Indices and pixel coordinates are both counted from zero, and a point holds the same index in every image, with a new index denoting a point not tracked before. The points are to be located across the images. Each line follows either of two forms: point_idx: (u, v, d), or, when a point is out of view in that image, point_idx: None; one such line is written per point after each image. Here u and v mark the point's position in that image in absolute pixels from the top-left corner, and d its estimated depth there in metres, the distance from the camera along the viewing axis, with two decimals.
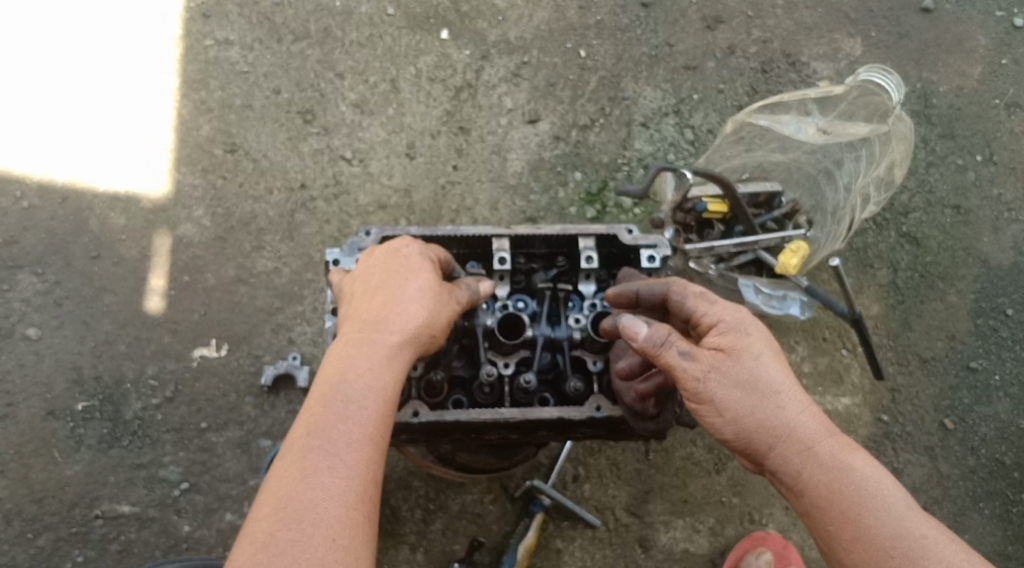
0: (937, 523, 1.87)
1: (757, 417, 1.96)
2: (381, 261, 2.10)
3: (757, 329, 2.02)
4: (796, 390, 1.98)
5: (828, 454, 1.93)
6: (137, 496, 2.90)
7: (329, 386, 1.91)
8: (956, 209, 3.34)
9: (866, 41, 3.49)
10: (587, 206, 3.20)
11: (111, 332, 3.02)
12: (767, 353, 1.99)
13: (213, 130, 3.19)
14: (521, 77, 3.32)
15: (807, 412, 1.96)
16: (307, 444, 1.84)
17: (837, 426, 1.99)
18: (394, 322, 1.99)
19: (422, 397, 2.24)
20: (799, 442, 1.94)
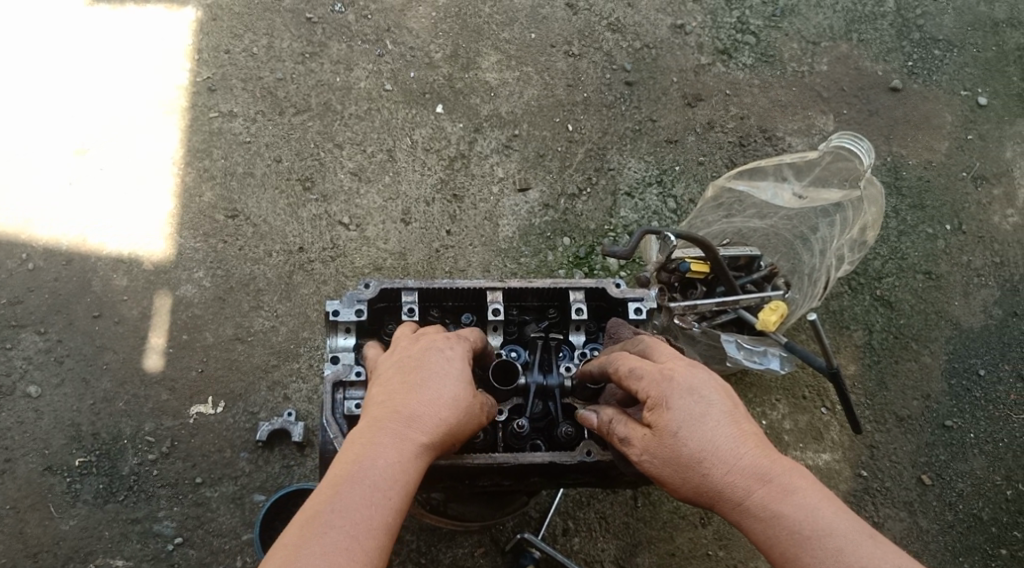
0: (882, 547, 1.79)
1: (692, 482, 1.96)
2: (421, 350, 2.14)
3: (679, 399, 2.00)
4: (727, 445, 1.94)
5: (761, 505, 1.89)
6: (131, 550, 2.93)
7: (351, 468, 1.91)
8: (926, 274, 3.49)
9: (837, 118, 3.70)
10: (575, 268, 3.34)
11: (111, 389, 3.09)
12: (693, 415, 1.98)
13: (216, 196, 3.33)
14: (512, 148, 3.49)
15: (738, 461, 1.93)
16: (320, 522, 1.83)
17: (777, 465, 1.92)
18: (422, 416, 2.01)
19: None
20: (736, 493, 1.91)
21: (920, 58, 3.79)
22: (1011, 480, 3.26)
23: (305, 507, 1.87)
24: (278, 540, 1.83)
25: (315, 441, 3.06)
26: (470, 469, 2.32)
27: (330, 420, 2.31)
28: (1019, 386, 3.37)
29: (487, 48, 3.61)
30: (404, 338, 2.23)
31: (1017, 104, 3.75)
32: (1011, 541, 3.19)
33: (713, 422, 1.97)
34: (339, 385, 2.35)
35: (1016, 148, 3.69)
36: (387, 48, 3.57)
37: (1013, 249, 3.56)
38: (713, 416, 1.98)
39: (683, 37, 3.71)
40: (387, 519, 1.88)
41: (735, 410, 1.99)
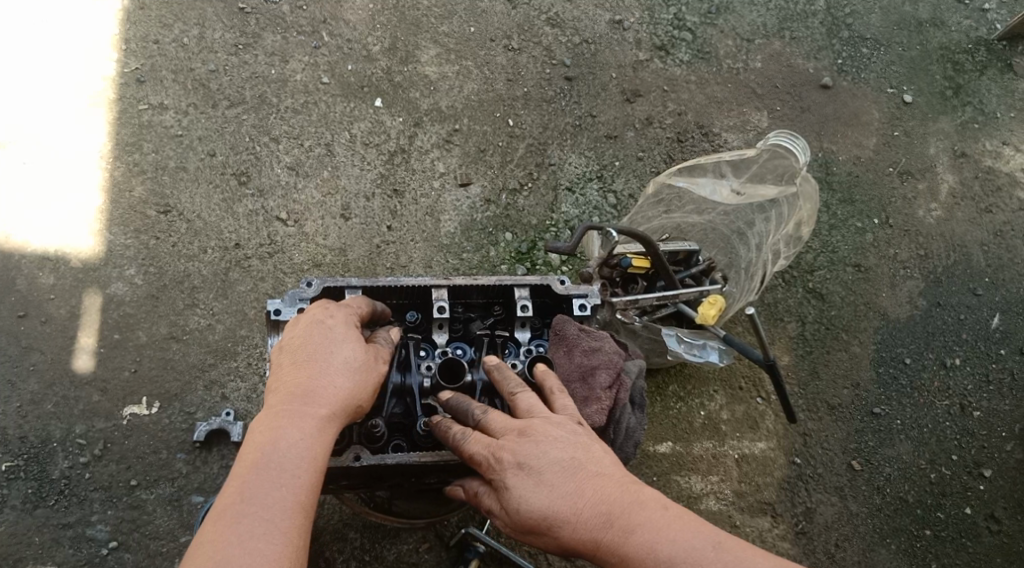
0: (724, 558, 1.85)
1: (553, 543, 2.00)
2: (302, 324, 2.14)
3: (518, 468, 2.04)
4: (564, 502, 1.98)
5: (611, 551, 1.93)
6: (63, 556, 2.84)
7: (256, 453, 1.89)
8: (856, 267, 3.59)
9: (772, 114, 3.77)
10: (517, 264, 3.35)
11: (38, 392, 2.98)
12: (542, 476, 2.02)
13: (146, 191, 3.23)
14: (453, 143, 3.48)
15: (583, 516, 1.96)
16: (232, 512, 1.81)
17: (612, 503, 1.95)
18: (319, 390, 2.01)
19: (364, 444, 2.32)
20: (588, 544, 1.95)
21: (850, 57, 3.90)
22: (935, 463, 3.38)
23: (215, 501, 1.84)
24: (193, 539, 1.80)
25: None
26: (417, 468, 2.33)
27: None
28: (943, 374, 3.50)
29: (426, 42, 3.58)
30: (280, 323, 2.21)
31: (940, 101, 3.88)
32: (935, 522, 3.31)
33: (555, 481, 2.00)
34: None
35: (940, 144, 3.82)
36: (323, 40, 3.51)
37: (937, 241, 3.68)
38: (540, 473, 2.02)
39: (621, 33, 3.74)
40: (301, 495, 1.88)
41: (573, 463, 2.02)
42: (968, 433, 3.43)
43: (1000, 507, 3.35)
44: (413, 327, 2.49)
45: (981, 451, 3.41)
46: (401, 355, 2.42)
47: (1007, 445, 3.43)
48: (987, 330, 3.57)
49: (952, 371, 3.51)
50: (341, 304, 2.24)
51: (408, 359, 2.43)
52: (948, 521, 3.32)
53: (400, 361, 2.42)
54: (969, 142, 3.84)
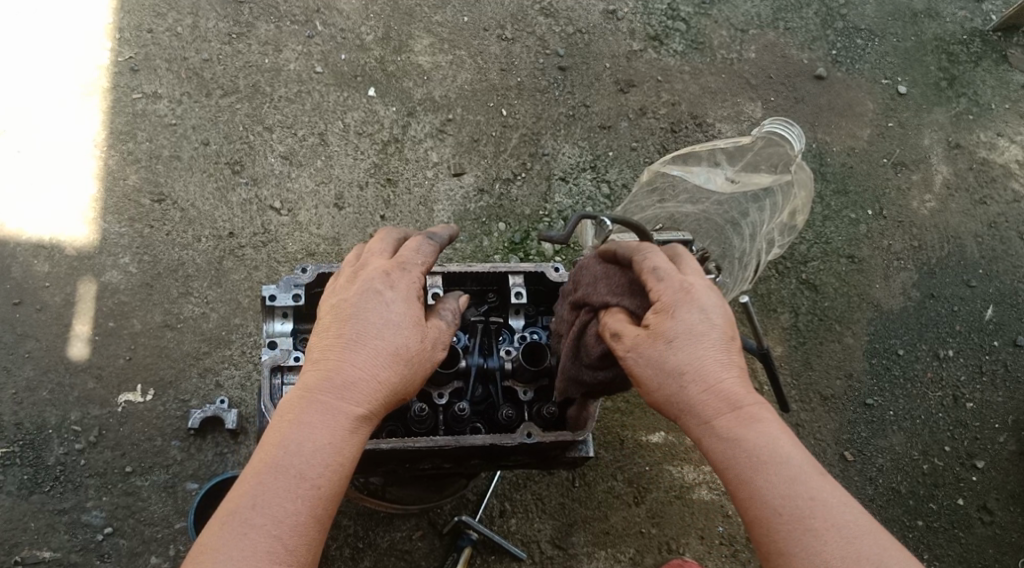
0: (832, 487, 1.80)
1: (665, 398, 1.93)
2: (357, 292, 2.05)
3: (685, 310, 1.96)
4: (710, 364, 1.91)
5: (725, 429, 1.87)
6: (58, 541, 2.86)
7: (277, 449, 1.86)
8: (849, 258, 3.61)
9: (765, 105, 3.78)
10: (510, 254, 3.36)
11: (33, 379, 2.99)
12: (695, 331, 1.93)
13: (140, 180, 3.24)
14: (446, 133, 3.49)
15: (724, 394, 1.89)
16: (243, 511, 1.79)
17: (749, 394, 1.90)
18: (355, 383, 1.95)
19: None
20: (710, 420, 1.88)
21: (844, 47, 3.90)
22: (927, 454, 3.41)
23: (227, 495, 1.83)
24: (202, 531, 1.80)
25: (249, 429, 3.01)
26: (411, 453, 2.35)
27: (269, 407, 2.28)
28: (936, 365, 3.52)
29: (419, 31, 3.59)
30: (341, 276, 2.12)
31: (935, 93, 3.89)
32: (927, 513, 3.34)
33: (713, 338, 1.93)
34: (278, 370, 2.33)
35: (934, 135, 3.83)
36: (317, 29, 3.51)
37: (931, 233, 3.69)
38: (710, 326, 1.94)
39: (615, 23, 3.75)
40: (318, 501, 1.84)
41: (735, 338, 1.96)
42: (961, 424, 3.46)
43: (992, 498, 3.38)
44: None
45: (973, 442, 3.44)
46: None
47: (1000, 437, 3.46)
48: (980, 322, 3.60)
49: (945, 363, 3.53)
50: (410, 260, 2.13)
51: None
52: (940, 512, 3.34)
53: None
54: (964, 133, 3.85)
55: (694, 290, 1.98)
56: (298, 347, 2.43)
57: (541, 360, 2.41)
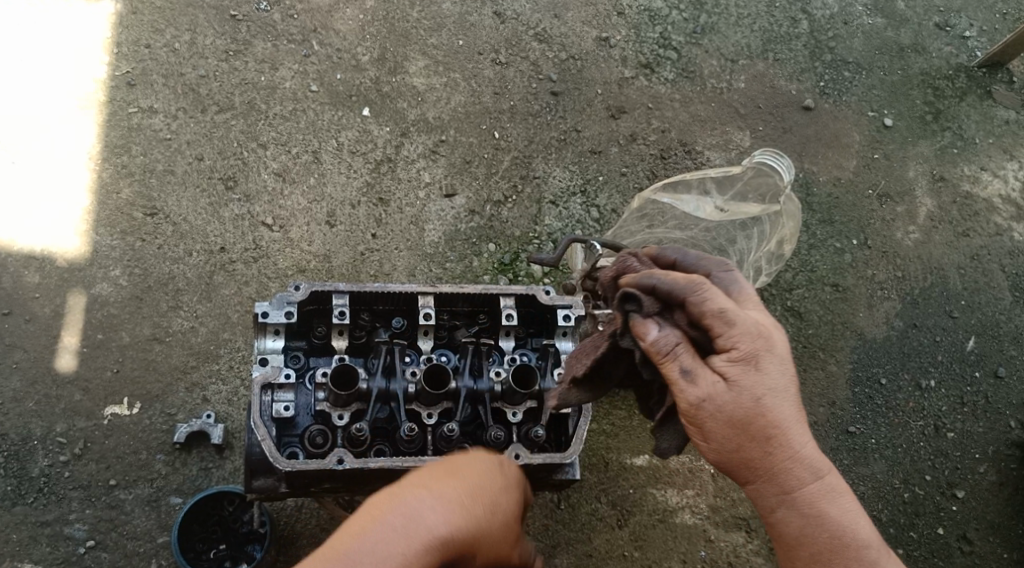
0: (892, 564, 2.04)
1: (734, 461, 2.09)
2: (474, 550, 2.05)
3: (760, 374, 2.06)
4: (787, 416, 2.07)
5: (813, 500, 2.06)
6: (40, 553, 2.84)
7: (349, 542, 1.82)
8: (834, 286, 3.66)
9: (754, 134, 3.83)
10: (500, 274, 3.39)
11: (20, 390, 2.99)
12: (779, 394, 2.06)
13: (134, 193, 3.26)
14: (439, 153, 3.52)
15: (798, 464, 2.06)
16: None
17: (825, 472, 2.08)
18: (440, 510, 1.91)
19: (346, 446, 2.34)
20: (777, 490, 2.08)
21: (832, 79, 3.97)
22: (908, 483, 3.44)
23: None
24: None
25: (235, 444, 3.02)
26: (398, 472, 2.35)
27: (257, 423, 2.29)
28: (918, 395, 3.56)
29: (414, 53, 3.63)
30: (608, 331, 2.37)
31: (920, 126, 3.96)
32: (907, 541, 3.37)
33: (785, 402, 2.07)
34: (268, 388, 2.34)
35: (919, 168, 3.89)
36: (314, 48, 3.55)
37: (914, 263, 3.75)
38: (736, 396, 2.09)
39: (608, 50, 3.81)
40: None
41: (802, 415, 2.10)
42: (942, 454, 3.49)
43: (972, 528, 3.42)
44: (397, 333, 2.50)
45: (954, 471, 3.48)
46: (386, 361, 2.44)
47: (980, 467, 3.50)
48: (962, 353, 3.65)
49: (928, 393, 3.57)
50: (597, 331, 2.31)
51: (392, 363, 2.45)
52: (920, 541, 3.37)
53: (385, 367, 2.44)
54: (948, 167, 3.92)
55: (761, 345, 2.07)
56: (288, 364, 2.45)
57: (529, 384, 2.42)
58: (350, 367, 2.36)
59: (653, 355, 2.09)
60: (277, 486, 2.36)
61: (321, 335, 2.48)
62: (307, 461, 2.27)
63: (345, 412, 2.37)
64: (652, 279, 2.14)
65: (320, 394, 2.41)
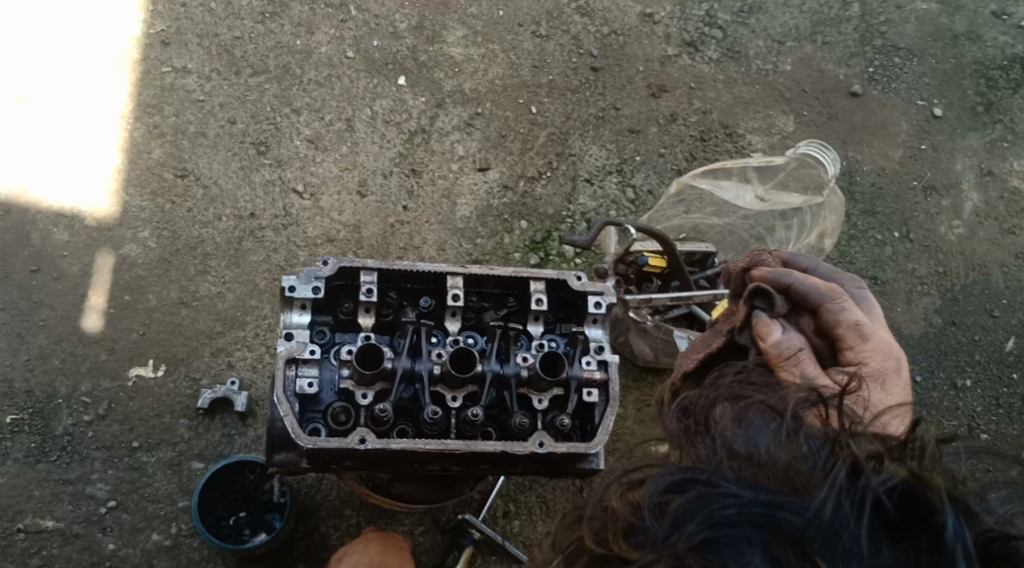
0: None
1: None
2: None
3: (887, 393, 2.23)
4: None
5: None
6: (61, 511, 2.85)
7: None
8: (872, 279, 3.56)
9: (797, 119, 3.72)
10: (531, 253, 3.33)
11: (46, 347, 2.99)
12: (905, 418, 2.23)
13: (165, 154, 3.23)
14: (474, 126, 3.45)
15: None
16: None
17: None
18: None
19: (368, 425, 2.29)
20: None
21: (881, 65, 3.84)
22: None
23: None
24: None
25: (258, 411, 3.00)
26: (420, 454, 2.30)
27: (281, 397, 2.26)
28: (954, 394, 3.47)
29: (453, 22, 3.55)
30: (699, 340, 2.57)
31: (971, 117, 3.83)
32: None
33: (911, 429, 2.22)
34: (293, 363, 2.31)
35: (967, 161, 3.77)
36: (351, 13, 3.48)
37: (956, 260, 3.64)
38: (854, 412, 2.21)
39: (651, 26, 3.70)
40: None
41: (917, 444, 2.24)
42: None
43: None
44: (424, 313, 2.46)
45: None
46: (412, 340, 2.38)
47: None
48: (1001, 353, 3.54)
49: (964, 393, 3.47)
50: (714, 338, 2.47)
51: (418, 343, 2.39)
52: None
53: (410, 346, 2.38)
54: (997, 161, 3.79)
55: (891, 366, 2.26)
56: (313, 339, 2.40)
57: (557, 371, 2.35)
58: (376, 347, 2.30)
59: (778, 354, 2.22)
60: (297, 461, 2.33)
61: (347, 311, 2.43)
62: (328, 438, 2.23)
63: (369, 391, 2.33)
64: (802, 281, 2.42)
65: (345, 370, 2.35)
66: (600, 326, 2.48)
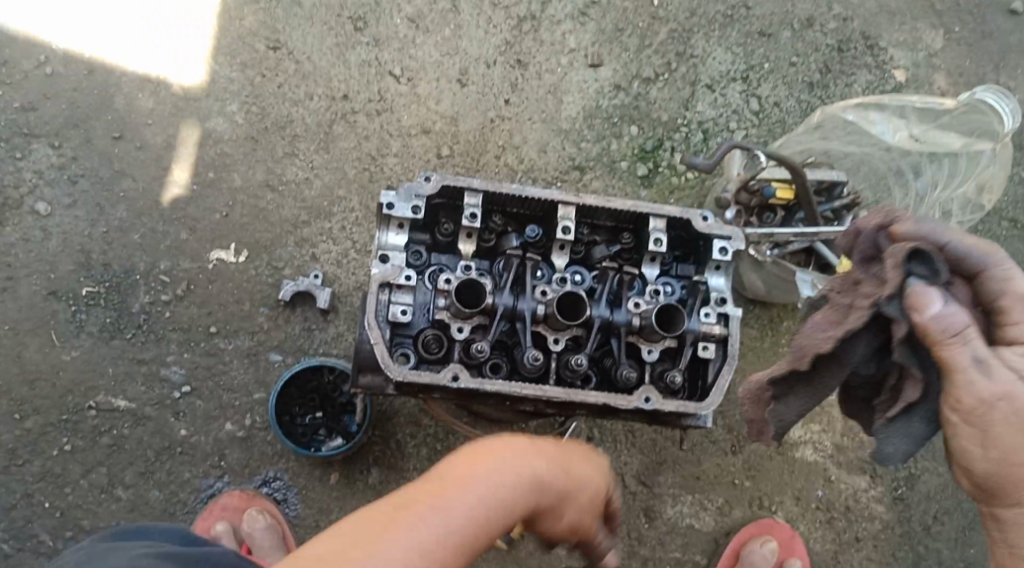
0: None
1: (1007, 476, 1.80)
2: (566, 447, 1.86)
3: None
4: None
5: None
6: (134, 391, 2.79)
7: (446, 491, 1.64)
8: (1011, 223, 3.21)
9: (949, 35, 3.30)
10: (639, 162, 3.06)
11: (126, 220, 2.87)
12: None
13: (257, 22, 3.00)
14: (589, 16, 3.13)
15: None
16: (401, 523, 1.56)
17: None
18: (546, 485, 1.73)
19: (465, 361, 2.16)
20: None
21: None
22: None
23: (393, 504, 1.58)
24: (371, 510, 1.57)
25: (339, 308, 2.86)
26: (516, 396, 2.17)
27: (373, 324, 2.11)
28: None
29: None
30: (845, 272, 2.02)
31: None
32: None
33: None
34: (387, 288, 2.14)
35: None
36: None
37: None
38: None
39: None
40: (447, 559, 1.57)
41: None
42: None
43: None
44: (530, 242, 2.26)
45: None
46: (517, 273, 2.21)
47: None
48: None
49: None
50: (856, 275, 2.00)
51: (522, 276, 2.22)
52: None
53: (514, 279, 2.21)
54: None
55: None
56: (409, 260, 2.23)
57: (672, 324, 2.17)
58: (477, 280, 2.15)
59: (943, 333, 1.75)
60: (386, 386, 2.20)
61: (448, 233, 2.24)
62: (421, 372, 2.10)
63: (466, 325, 2.16)
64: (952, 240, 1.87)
65: (442, 299, 2.19)
66: (722, 275, 2.25)
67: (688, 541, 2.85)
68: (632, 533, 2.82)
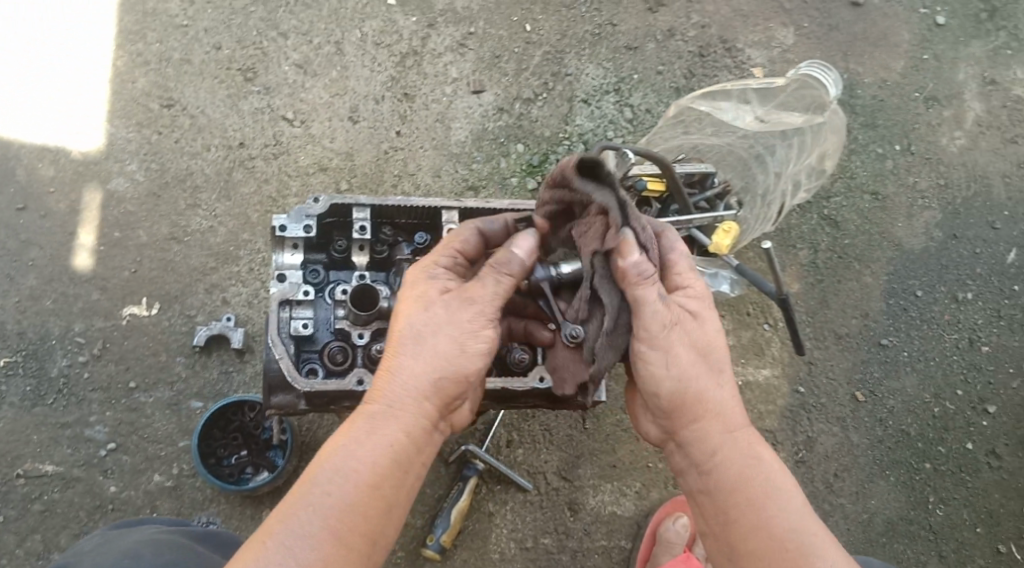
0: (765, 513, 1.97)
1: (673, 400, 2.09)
2: (398, 325, 2.05)
3: None
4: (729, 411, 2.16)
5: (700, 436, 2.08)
6: (60, 455, 2.84)
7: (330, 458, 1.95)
8: (873, 195, 3.45)
9: (797, 31, 3.57)
10: (528, 177, 3.25)
11: (37, 287, 2.94)
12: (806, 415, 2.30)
13: (149, 83, 3.12)
14: (467, 46, 3.33)
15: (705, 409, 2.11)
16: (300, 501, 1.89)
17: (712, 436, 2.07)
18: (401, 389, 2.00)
19: (369, 366, 2.29)
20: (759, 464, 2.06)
21: None
22: (939, 397, 3.32)
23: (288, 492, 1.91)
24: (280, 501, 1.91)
25: (255, 348, 2.95)
26: None
27: (276, 340, 2.22)
28: (954, 308, 3.39)
29: None
30: None
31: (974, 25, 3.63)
32: (935, 456, 3.28)
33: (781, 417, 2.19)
34: (288, 305, 2.26)
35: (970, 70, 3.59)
36: None
37: (958, 171, 3.51)
38: None
39: None
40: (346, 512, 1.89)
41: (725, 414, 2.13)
42: (975, 368, 3.36)
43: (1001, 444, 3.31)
44: (421, 249, 2.40)
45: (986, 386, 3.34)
46: None
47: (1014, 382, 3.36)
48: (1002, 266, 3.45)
49: (964, 306, 3.40)
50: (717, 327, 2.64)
51: None
52: (948, 456, 3.28)
53: None
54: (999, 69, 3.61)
55: None
56: (308, 278, 2.35)
57: None
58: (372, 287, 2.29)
59: None
60: (297, 401, 2.30)
61: (342, 249, 2.37)
62: (327, 380, 2.23)
63: (366, 331, 2.30)
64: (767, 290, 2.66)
65: (341, 310, 2.33)
66: None
67: (613, 527, 3.00)
68: (561, 528, 2.97)
